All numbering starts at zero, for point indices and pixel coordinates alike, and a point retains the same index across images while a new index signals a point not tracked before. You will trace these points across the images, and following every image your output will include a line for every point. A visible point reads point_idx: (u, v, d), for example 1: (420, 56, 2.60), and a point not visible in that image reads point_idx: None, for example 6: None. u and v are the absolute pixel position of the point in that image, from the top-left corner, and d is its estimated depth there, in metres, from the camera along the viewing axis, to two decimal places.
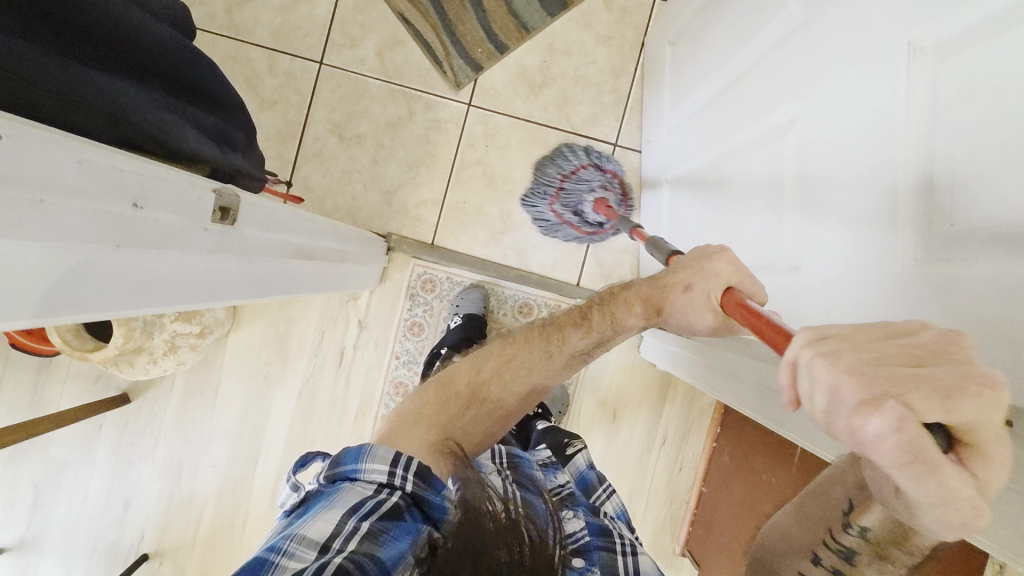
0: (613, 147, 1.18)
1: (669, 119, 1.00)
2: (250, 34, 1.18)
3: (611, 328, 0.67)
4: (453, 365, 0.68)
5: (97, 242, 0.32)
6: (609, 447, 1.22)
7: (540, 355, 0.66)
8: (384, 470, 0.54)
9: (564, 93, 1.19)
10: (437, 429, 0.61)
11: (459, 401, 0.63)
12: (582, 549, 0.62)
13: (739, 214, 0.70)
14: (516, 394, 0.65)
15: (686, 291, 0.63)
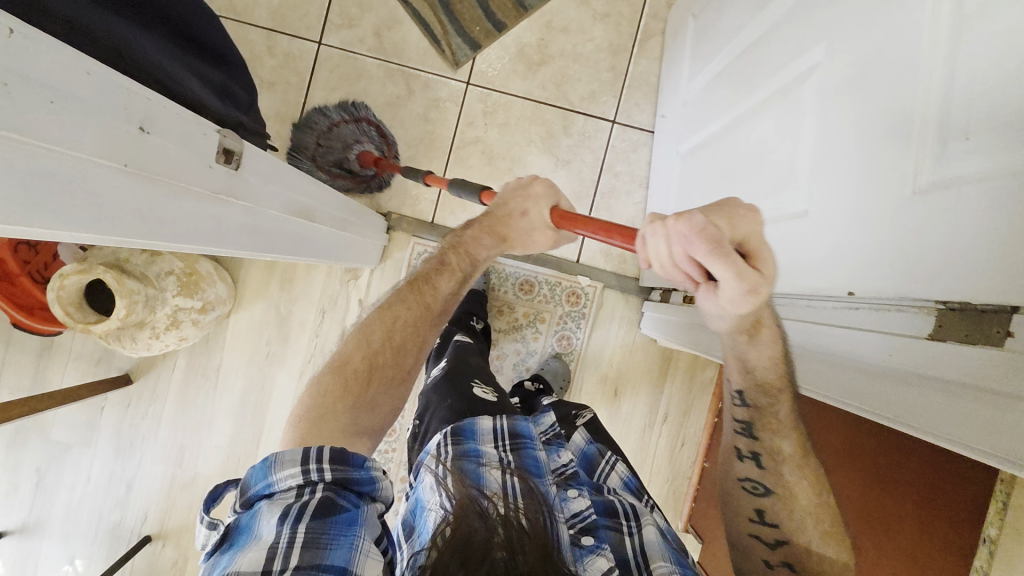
0: (612, 124, 1.19)
1: (686, 89, 1.02)
2: (249, 16, 1.18)
3: (470, 264, 0.74)
4: (340, 350, 0.67)
5: (113, 175, 0.34)
6: (610, 424, 1.22)
7: (418, 307, 0.70)
8: (297, 472, 0.49)
9: (563, 70, 1.19)
10: (349, 409, 0.61)
11: (359, 379, 0.64)
12: (590, 528, 0.60)
13: (748, 172, 0.71)
14: (413, 353, 0.69)
15: (521, 216, 0.72)
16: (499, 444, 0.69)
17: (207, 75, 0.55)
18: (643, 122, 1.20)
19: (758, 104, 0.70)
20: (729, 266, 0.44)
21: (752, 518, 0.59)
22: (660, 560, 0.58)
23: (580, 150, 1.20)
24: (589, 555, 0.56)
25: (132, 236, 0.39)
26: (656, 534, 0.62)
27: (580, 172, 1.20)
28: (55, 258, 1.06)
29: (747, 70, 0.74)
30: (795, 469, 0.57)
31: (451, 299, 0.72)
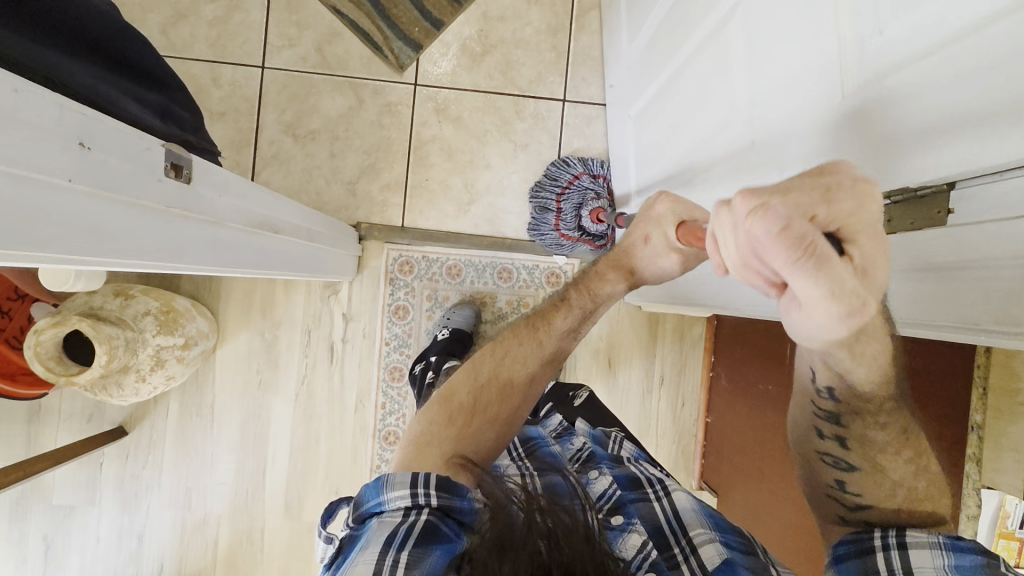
0: (562, 102, 1.20)
1: (628, 54, 1.04)
2: (188, 50, 1.18)
3: (591, 302, 0.72)
4: (450, 381, 0.69)
5: (55, 195, 0.34)
6: (610, 396, 1.23)
7: (535, 349, 0.69)
8: (406, 494, 0.52)
9: (506, 57, 1.21)
10: (452, 442, 0.61)
11: (464, 409, 0.64)
12: (618, 506, 0.61)
13: (694, 120, 0.73)
14: (523, 391, 0.68)
15: (645, 242, 0.67)
16: (514, 453, 0.70)
17: (146, 96, 0.55)
18: (593, 96, 1.21)
19: (693, 51, 0.72)
20: (823, 281, 0.32)
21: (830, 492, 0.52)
22: (700, 526, 0.59)
23: (536, 132, 1.21)
24: (621, 534, 0.58)
25: (90, 253, 0.39)
26: (692, 500, 0.64)
27: (540, 154, 1.21)
28: (30, 319, 1.05)
29: (676, 24, 0.77)
30: (892, 450, 0.49)
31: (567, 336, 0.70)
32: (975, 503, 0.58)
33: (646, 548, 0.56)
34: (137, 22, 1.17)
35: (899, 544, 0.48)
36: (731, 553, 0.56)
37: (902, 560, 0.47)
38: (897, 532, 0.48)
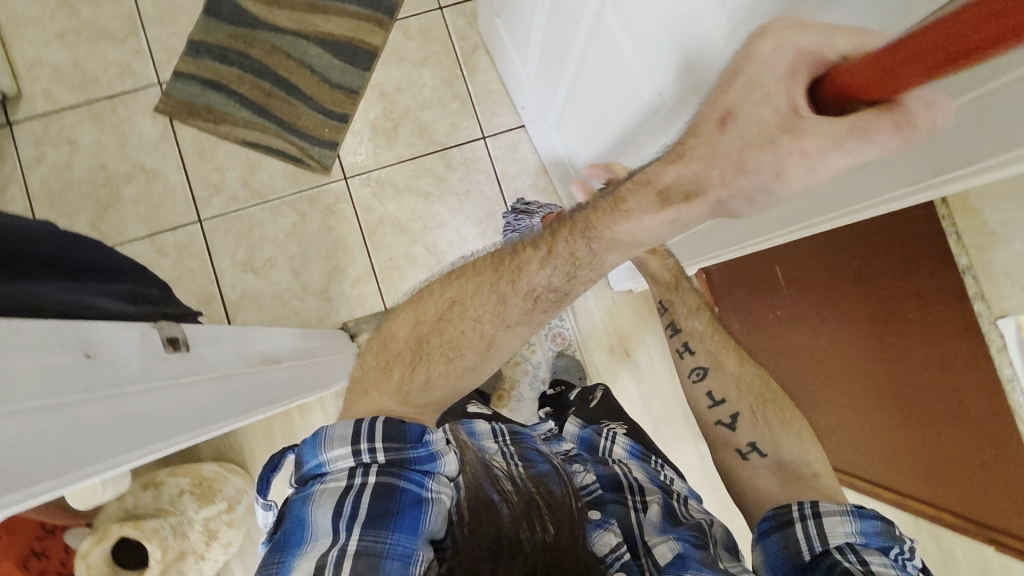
0: (483, 139, 1.25)
1: (526, 74, 1.10)
2: (125, 234, 1.20)
3: (587, 239, 0.57)
4: (389, 323, 0.62)
5: (86, 410, 0.37)
6: (641, 384, 1.24)
7: (494, 302, 0.60)
8: (348, 452, 0.50)
9: (417, 122, 1.26)
10: (394, 398, 0.57)
11: (404, 358, 0.59)
12: (597, 503, 0.62)
13: (616, 92, 0.77)
14: (470, 353, 0.60)
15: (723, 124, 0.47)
16: (499, 440, 0.65)
17: (116, 288, 0.57)
18: (507, 123, 1.27)
19: (583, 41, 0.78)
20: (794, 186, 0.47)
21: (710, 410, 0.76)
22: (656, 533, 0.58)
23: (471, 175, 1.26)
24: (597, 530, 0.57)
25: (160, 437, 0.43)
26: (661, 513, 0.62)
27: (483, 193, 1.25)
28: (68, 549, 1.02)
29: (558, 39, 0.85)
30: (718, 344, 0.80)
31: (537, 295, 0.59)
32: (998, 335, 0.64)
33: (620, 546, 0.56)
34: (67, 229, 1.19)
35: (813, 513, 0.58)
36: (682, 546, 0.57)
37: (817, 528, 0.57)
38: (813, 505, 0.59)
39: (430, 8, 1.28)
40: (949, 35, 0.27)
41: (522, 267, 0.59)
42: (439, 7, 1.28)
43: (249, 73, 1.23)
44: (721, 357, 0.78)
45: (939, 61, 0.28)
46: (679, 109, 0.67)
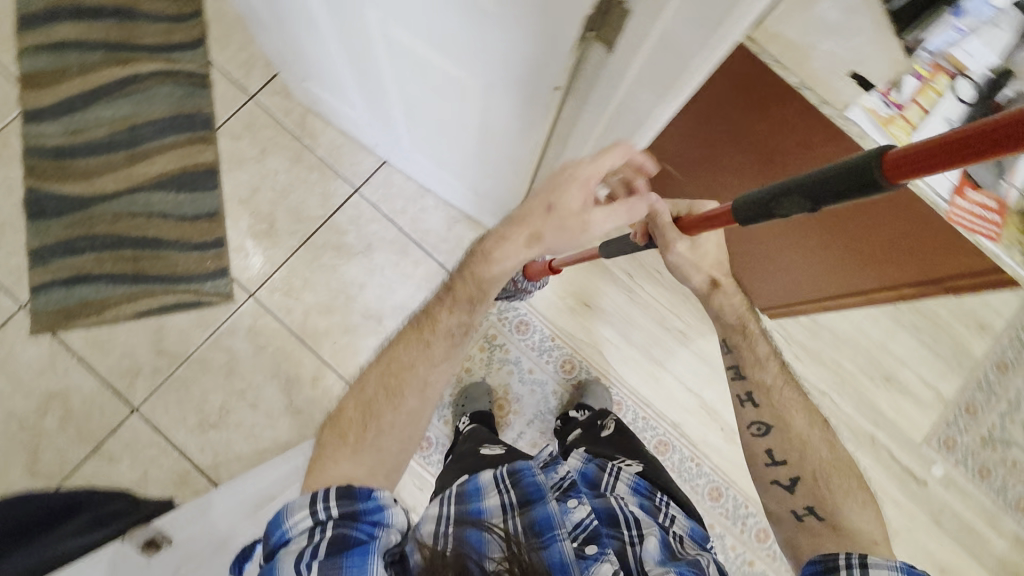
0: (357, 190, 1.28)
1: (362, 118, 1.14)
2: (69, 462, 1.15)
3: (476, 284, 0.93)
4: (346, 400, 0.89)
5: None
6: (615, 321, 1.39)
7: (424, 350, 0.91)
8: (307, 513, 0.73)
9: (288, 209, 1.26)
10: (350, 449, 0.82)
11: (358, 422, 0.86)
12: (593, 537, 0.81)
13: (443, 100, 0.84)
14: (410, 395, 0.89)
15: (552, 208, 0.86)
16: (501, 490, 0.88)
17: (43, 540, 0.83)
18: (371, 166, 1.29)
19: (393, 67, 0.84)
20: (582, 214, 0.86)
21: (767, 464, 1.03)
22: (650, 563, 0.78)
23: (365, 229, 1.28)
24: (593, 562, 0.78)
25: None
26: (656, 542, 0.82)
27: (383, 239, 1.28)
28: None
29: (360, 59, 0.87)
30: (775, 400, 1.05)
31: (450, 334, 0.93)
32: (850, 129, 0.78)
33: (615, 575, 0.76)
34: (8, 490, 1.13)
35: (861, 563, 0.75)
36: None
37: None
38: (860, 556, 0.76)
39: (241, 102, 1.29)
40: (983, 134, 0.43)
41: (437, 318, 0.94)
42: (249, 97, 1.29)
43: (104, 250, 1.20)
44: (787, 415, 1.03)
45: (970, 152, 0.45)
46: (485, 53, 0.67)
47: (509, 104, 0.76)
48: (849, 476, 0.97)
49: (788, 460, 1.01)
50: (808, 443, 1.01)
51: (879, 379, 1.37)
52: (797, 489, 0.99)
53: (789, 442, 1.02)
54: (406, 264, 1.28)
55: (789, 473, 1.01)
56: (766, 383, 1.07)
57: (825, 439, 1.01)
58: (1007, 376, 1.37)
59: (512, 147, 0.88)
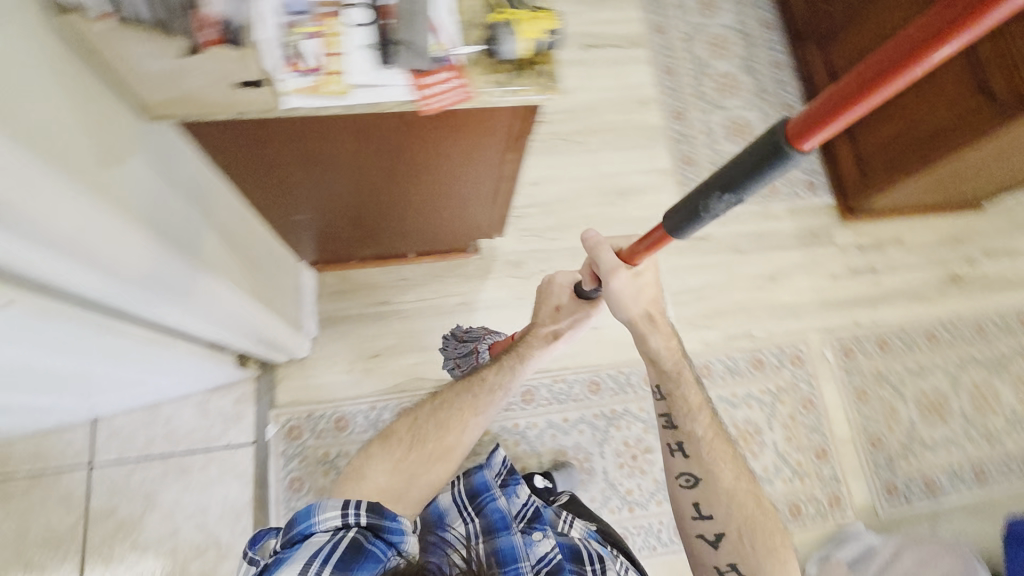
0: (93, 466, 1.16)
1: (34, 420, 1.05)
2: None
3: (518, 360, 1.12)
4: (395, 426, 1.01)
5: None
6: (406, 343, 1.34)
7: (472, 399, 1.04)
8: (336, 516, 0.82)
9: (41, 543, 1.12)
10: (389, 469, 0.94)
11: (404, 446, 0.98)
12: (554, 571, 0.91)
13: (30, 372, 0.79)
14: (446, 436, 1.00)
15: (559, 309, 1.15)
16: (465, 515, 1.00)
17: None
18: (84, 437, 1.17)
19: None
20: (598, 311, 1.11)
21: (694, 515, 1.07)
22: None
23: (133, 486, 1.17)
24: None
25: None
26: None
27: (156, 477, 1.18)
28: None
29: None
30: (705, 457, 1.09)
31: (500, 386, 1.08)
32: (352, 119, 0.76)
33: None
34: None
35: None
36: None
37: None
38: None
39: None
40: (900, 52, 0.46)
41: (483, 377, 1.08)
42: None
43: None
44: (713, 473, 1.08)
45: (880, 79, 0.48)
46: None
47: (66, 339, 0.72)
48: (764, 527, 1.03)
49: (715, 515, 1.05)
50: (736, 506, 1.05)
51: (618, 199, 1.55)
52: (722, 543, 1.04)
53: (720, 502, 1.06)
54: (197, 475, 1.19)
55: (715, 526, 1.05)
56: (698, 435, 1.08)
57: (754, 501, 1.05)
58: (686, 120, 1.65)
59: (121, 343, 0.81)
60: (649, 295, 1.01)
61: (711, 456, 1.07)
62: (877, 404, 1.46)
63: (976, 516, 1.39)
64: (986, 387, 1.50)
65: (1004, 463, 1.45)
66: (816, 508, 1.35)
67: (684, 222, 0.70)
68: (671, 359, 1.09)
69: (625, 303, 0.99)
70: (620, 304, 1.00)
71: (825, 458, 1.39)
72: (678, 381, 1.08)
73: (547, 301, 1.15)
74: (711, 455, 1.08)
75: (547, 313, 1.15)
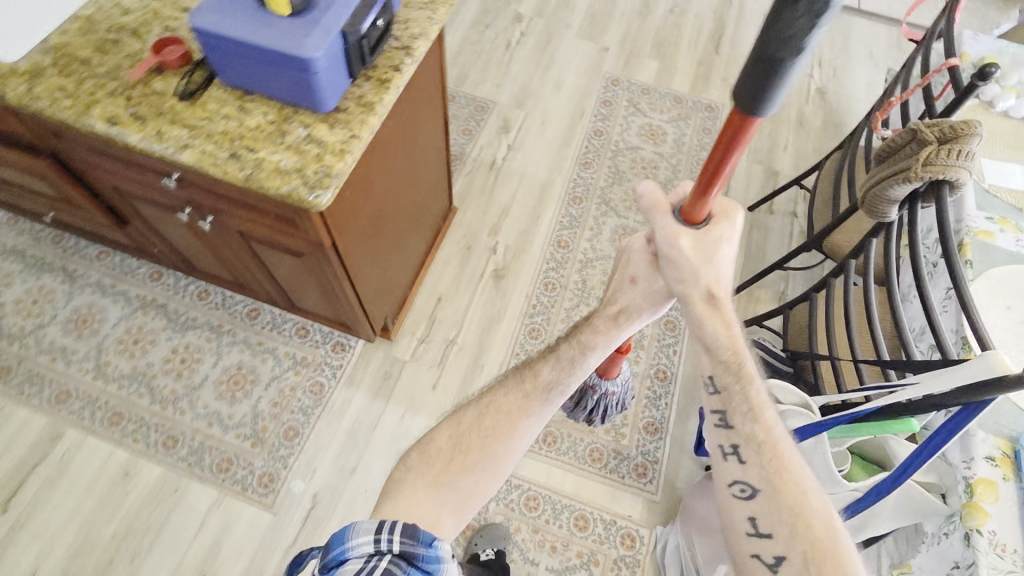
0: None
1: None
2: None
3: (580, 349, 0.83)
4: (436, 430, 0.83)
5: None
6: None
7: (521, 400, 0.82)
8: (370, 536, 0.67)
9: None
10: (430, 481, 0.77)
11: (444, 455, 0.79)
12: None
13: None
14: (500, 443, 0.80)
15: (633, 283, 0.78)
16: None
17: None
18: None
19: None
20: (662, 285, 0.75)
21: (748, 532, 0.71)
22: None
23: None
24: None
25: None
26: None
27: None
28: None
29: None
30: (773, 464, 0.71)
31: (552, 387, 0.82)
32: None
33: None
34: None
35: None
36: None
37: None
38: None
39: None
40: None
41: (536, 371, 0.85)
42: None
43: None
44: (782, 480, 0.70)
45: None
46: None
47: None
48: (843, 559, 0.64)
49: (777, 534, 0.69)
50: (801, 523, 0.68)
51: None
52: (784, 571, 0.67)
53: (782, 520, 0.68)
54: None
55: (778, 550, 0.68)
56: (755, 437, 0.72)
57: (831, 527, 0.67)
58: (180, 436, 1.34)
59: None
60: (717, 273, 0.67)
61: (772, 469, 0.70)
62: (566, 433, 1.42)
63: (691, 410, 1.47)
64: None
65: (661, 349, 1.55)
66: (629, 569, 1.28)
67: (756, 88, 0.45)
68: (735, 345, 0.72)
69: (684, 276, 0.68)
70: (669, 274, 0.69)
71: (587, 523, 1.32)
72: (737, 370, 0.72)
73: (621, 270, 0.80)
74: (769, 463, 0.70)
75: (611, 292, 0.82)
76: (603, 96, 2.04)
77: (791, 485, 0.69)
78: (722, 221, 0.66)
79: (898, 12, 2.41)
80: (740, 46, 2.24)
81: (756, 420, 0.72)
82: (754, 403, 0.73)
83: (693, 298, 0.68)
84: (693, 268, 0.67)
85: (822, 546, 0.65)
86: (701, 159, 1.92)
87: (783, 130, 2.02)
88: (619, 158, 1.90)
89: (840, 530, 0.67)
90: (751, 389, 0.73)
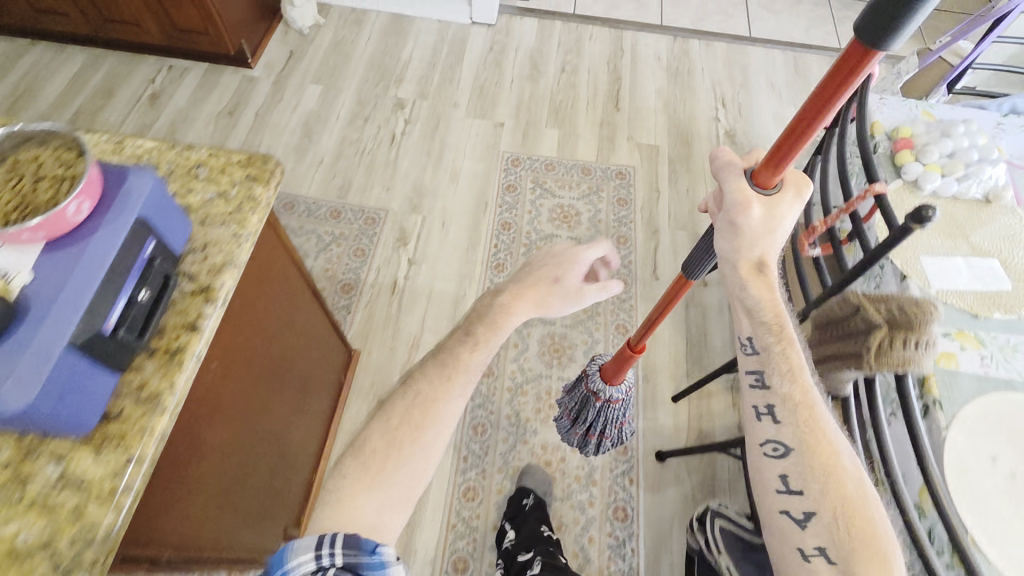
0: None
1: None
2: None
3: (494, 327, 0.76)
4: (368, 428, 0.70)
5: None
6: None
7: (443, 381, 0.72)
8: (311, 551, 0.56)
9: None
10: (367, 489, 0.65)
11: (383, 451, 0.67)
12: None
13: None
14: (429, 427, 0.69)
15: (556, 280, 0.79)
16: None
17: None
18: None
19: None
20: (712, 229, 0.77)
21: (780, 488, 0.75)
22: None
23: None
24: None
25: None
26: None
27: None
28: None
29: None
30: (805, 421, 0.75)
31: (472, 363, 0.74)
32: None
33: None
34: None
35: None
36: None
37: None
38: None
39: None
40: None
41: (462, 350, 0.74)
42: None
43: None
44: (811, 439, 0.75)
45: None
46: None
47: None
48: (873, 526, 0.70)
49: (808, 491, 0.73)
50: (832, 483, 0.73)
51: None
52: (812, 526, 0.72)
53: (814, 478, 0.73)
54: None
55: (807, 507, 0.73)
56: (792, 398, 0.76)
57: (861, 486, 0.73)
58: None
59: None
60: (771, 243, 0.71)
61: (806, 429, 0.75)
62: None
63: (662, 551, 1.29)
64: (539, 455, 1.40)
65: (616, 481, 1.37)
66: None
67: (890, 17, 0.46)
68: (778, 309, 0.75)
69: (741, 244, 0.71)
70: (725, 238, 0.71)
71: None
72: (780, 333, 0.76)
73: (554, 267, 0.81)
74: (804, 422, 0.75)
75: (546, 290, 0.79)
76: (505, 181, 1.86)
77: (825, 446, 0.74)
78: (789, 189, 0.68)
79: (787, 35, 2.37)
80: (640, 97, 2.12)
81: (794, 381, 0.76)
82: (793, 363, 0.77)
83: (743, 262, 0.72)
84: (752, 237, 0.70)
85: (852, 505, 0.71)
86: (622, 235, 1.77)
87: (699, 185, 1.90)
88: (533, 252, 1.72)
89: (866, 488, 0.73)
90: (792, 352, 0.76)
